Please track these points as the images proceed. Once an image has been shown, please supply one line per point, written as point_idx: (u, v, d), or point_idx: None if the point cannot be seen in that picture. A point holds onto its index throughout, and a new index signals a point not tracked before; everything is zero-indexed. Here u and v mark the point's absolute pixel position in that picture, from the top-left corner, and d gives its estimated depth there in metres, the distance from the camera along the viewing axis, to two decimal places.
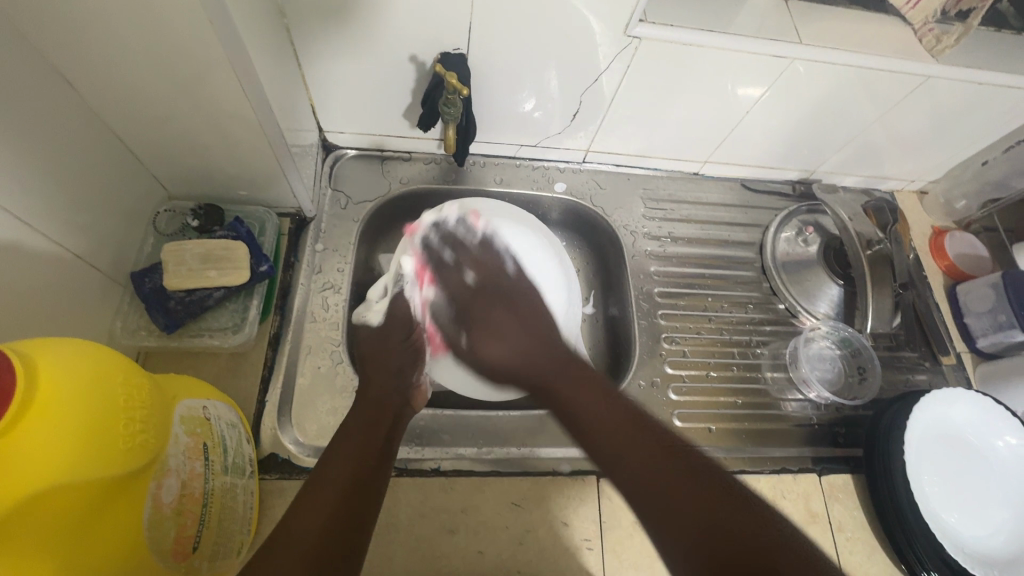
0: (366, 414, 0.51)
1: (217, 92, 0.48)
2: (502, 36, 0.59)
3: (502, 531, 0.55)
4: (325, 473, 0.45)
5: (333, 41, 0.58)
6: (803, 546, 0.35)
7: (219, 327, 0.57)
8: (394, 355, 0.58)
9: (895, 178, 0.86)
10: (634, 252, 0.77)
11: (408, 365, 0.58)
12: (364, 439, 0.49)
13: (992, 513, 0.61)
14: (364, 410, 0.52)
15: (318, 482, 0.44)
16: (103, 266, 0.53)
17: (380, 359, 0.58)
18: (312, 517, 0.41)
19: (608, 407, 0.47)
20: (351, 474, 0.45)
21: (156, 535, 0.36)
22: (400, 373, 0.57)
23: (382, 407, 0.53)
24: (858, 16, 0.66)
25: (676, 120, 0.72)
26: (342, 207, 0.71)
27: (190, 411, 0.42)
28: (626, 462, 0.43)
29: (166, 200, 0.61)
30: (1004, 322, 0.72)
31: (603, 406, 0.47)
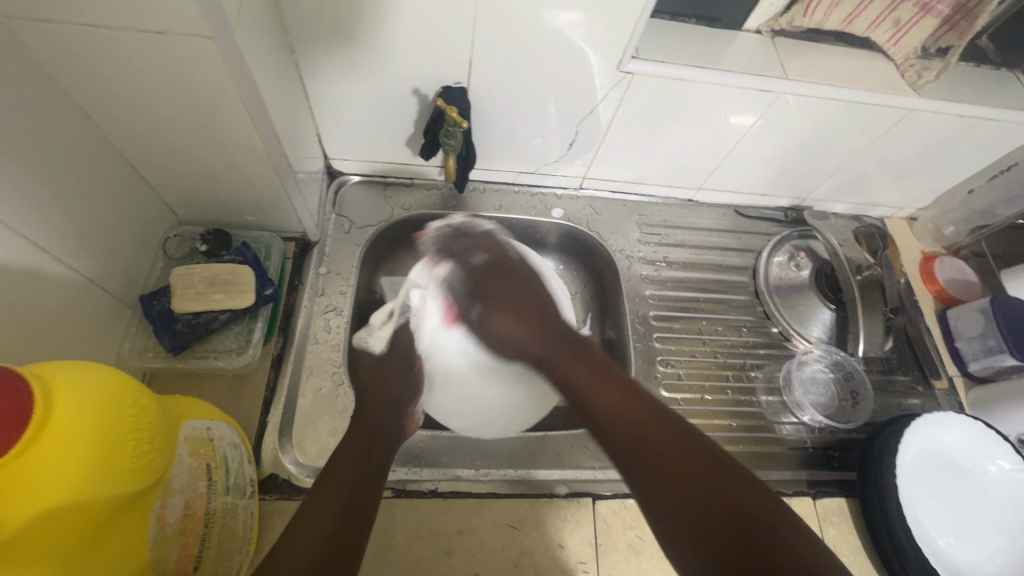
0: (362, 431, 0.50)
1: (228, 123, 0.50)
2: (501, 69, 0.62)
3: (499, 553, 0.56)
4: (320, 499, 0.43)
5: (341, 74, 0.61)
6: (805, 529, 0.34)
7: (224, 349, 0.59)
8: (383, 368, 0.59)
9: (884, 205, 0.88)
10: (629, 276, 0.79)
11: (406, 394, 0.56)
12: (359, 467, 0.47)
13: (985, 538, 0.61)
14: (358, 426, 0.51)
15: (320, 494, 0.44)
16: (114, 289, 0.55)
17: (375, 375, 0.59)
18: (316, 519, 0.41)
19: (626, 400, 0.42)
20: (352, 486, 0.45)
21: (159, 554, 0.36)
22: (398, 403, 0.55)
23: (372, 426, 0.51)
24: (842, 52, 0.69)
25: (670, 148, 0.75)
26: (346, 231, 0.73)
27: (195, 431, 0.43)
28: (629, 433, 0.40)
29: (176, 226, 0.63)
30: (994, 347, 0.73)
31: (622, 402, 0.42)
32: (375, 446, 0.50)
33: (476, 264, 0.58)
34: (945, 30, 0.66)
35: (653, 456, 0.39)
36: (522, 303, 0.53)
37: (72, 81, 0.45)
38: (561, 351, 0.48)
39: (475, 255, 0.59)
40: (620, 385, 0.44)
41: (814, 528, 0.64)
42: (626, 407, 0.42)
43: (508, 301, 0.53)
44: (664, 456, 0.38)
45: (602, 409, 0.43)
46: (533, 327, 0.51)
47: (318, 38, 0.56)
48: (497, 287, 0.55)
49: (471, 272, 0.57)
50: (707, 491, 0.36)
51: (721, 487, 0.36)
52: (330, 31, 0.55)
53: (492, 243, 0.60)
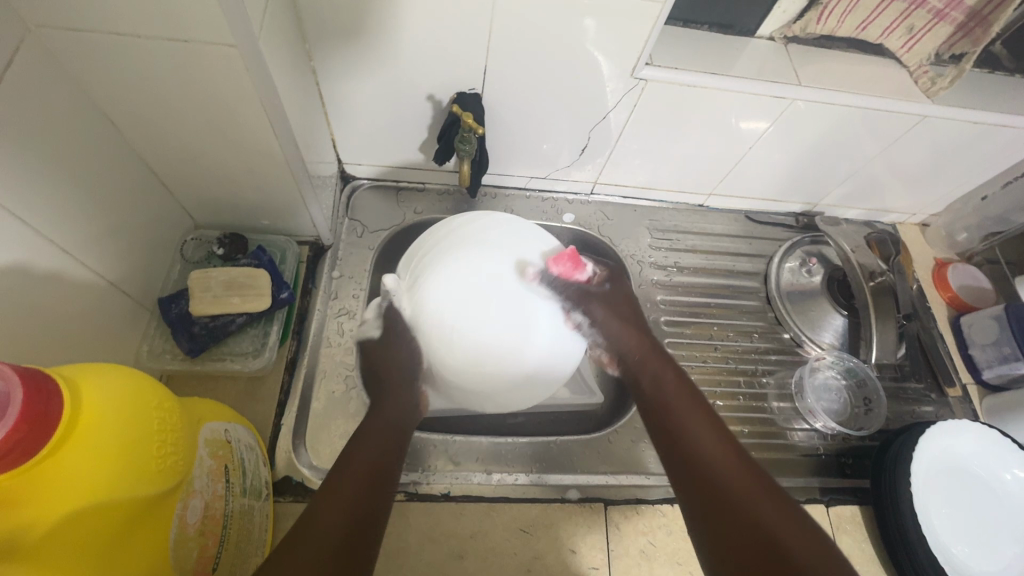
0: (381, 424, 0.49)
1: (248, 129, 0.50)
2: (516, 76, 0.62)
3: (511, 557, 0.56)
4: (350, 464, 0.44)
5: (356, 79, 0.61)
6: None
7: (239, 352, 0.59)
8: None
9: (896, 211, 0.88)
10: (641, 281, 0.79)
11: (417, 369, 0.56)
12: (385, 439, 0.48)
13: (1001, 547, 0.61)
14: (375, 418, 0.49)
15: (337, 485, 0.42)
16: (133, 292, 0.55)
17: None
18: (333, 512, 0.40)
19: (717, 445, 0.47)
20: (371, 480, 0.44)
21: (180, 555, 0.37)
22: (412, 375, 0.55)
23: (388, 419, 0.50)
24: (856, 58, 0.69)
25: (682, 153, 0.75)
26: (358, 235, 0.73)
27: (214, 433, 0.43)
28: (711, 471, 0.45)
29: (193, 230, 0.64)
30: (1008, 354, 0.73)
31: (715, 445, 0.47)
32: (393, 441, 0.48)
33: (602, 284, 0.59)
34: (959, 37, 0.66)
35: (725, 484, 0.44)
36: (631, 314, 0.59)
37: (97, 88, 0.45)
38: (658, 371, 0.55)
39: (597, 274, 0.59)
40: (698, 409, 0.51)
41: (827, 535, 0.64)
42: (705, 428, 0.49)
43: (623, 318, 0.58)
44: (723, 466, 0.45)
45: (682, 426, 0.49)
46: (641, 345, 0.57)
47: (335, 44, 0.57)
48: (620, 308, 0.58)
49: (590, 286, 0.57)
50: (760, 501, 0.43)
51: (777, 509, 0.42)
52: (347, 37, 0.56)
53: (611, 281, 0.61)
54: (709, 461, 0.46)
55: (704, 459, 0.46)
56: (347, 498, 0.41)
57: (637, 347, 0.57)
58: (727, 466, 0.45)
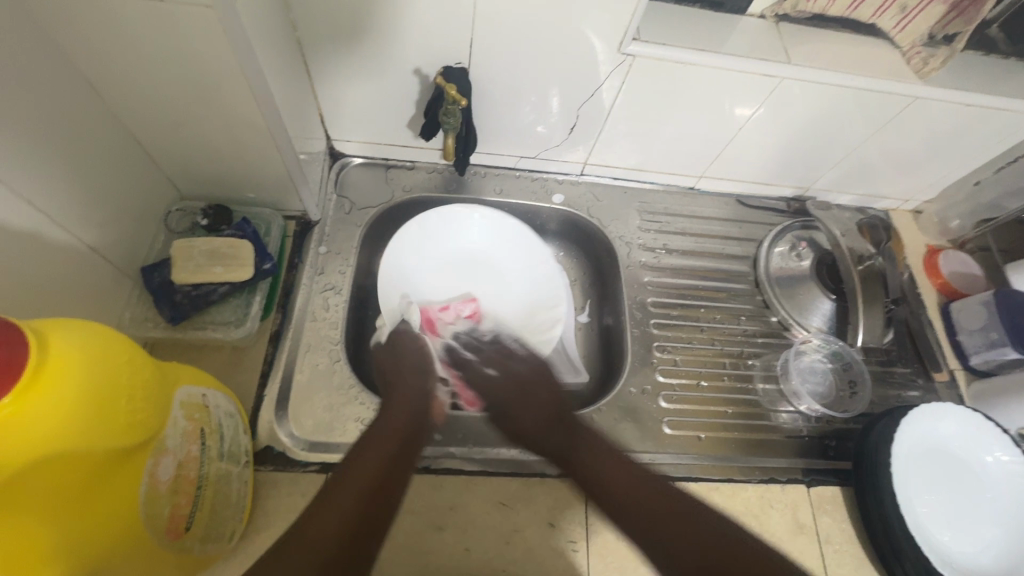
0: (384, 440, 0.50)
1: (229, 98, 0.51)
2: (502, 53, 0.62)
3: (490, 530, 0.56)
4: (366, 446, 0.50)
5: (342, 54, 0.61)
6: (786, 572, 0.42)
7: (222, 321, 0.59)
8: (405, 358, 0.61)
9: (889, 197, 0.87)
10: (628, 262, 0.79)
11: (422, 376, 0.59)
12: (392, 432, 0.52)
13: (982, 530, 0.60)
14: (374, 438, 0.51)
15: (345, 471, 0.47)
16: (115, 259, 0.55)
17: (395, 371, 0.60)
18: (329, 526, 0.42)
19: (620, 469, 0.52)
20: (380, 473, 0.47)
21: (151, 511, 0.37)
22: (419, 383, 0.58)
23: (410, 411, 0.54)
24: (848, 40, 0.68)
25: (672, 134, 0.74)
26: (346, 212, 0.73)
27: (190, 396, 0.43)
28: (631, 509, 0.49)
29: (178, 200, 0.64)
30: (996, 339, 0.72)
31: (616, 468, 0.52)
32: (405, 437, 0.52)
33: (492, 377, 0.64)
34: (953, 16, 0.65)
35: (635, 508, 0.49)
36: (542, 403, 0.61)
37: (77, 49, 0.45)
38: (587, 443, 0.56)
39: (484, 367, 0.66)
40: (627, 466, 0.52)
41: (806, 514, 0.64)
42: (615, 463, 0.53)
43: (527, 397, 0.61)
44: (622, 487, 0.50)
45: (604, 471, 0.52)
46: (546, 423, 0.59)
47: (320, 17, 0.57)
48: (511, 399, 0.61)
49: (485, 387, 0.64)
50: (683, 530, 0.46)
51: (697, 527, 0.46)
52: (332, 9, 0.56)
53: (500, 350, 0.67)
54: (637, 514, 0.48)
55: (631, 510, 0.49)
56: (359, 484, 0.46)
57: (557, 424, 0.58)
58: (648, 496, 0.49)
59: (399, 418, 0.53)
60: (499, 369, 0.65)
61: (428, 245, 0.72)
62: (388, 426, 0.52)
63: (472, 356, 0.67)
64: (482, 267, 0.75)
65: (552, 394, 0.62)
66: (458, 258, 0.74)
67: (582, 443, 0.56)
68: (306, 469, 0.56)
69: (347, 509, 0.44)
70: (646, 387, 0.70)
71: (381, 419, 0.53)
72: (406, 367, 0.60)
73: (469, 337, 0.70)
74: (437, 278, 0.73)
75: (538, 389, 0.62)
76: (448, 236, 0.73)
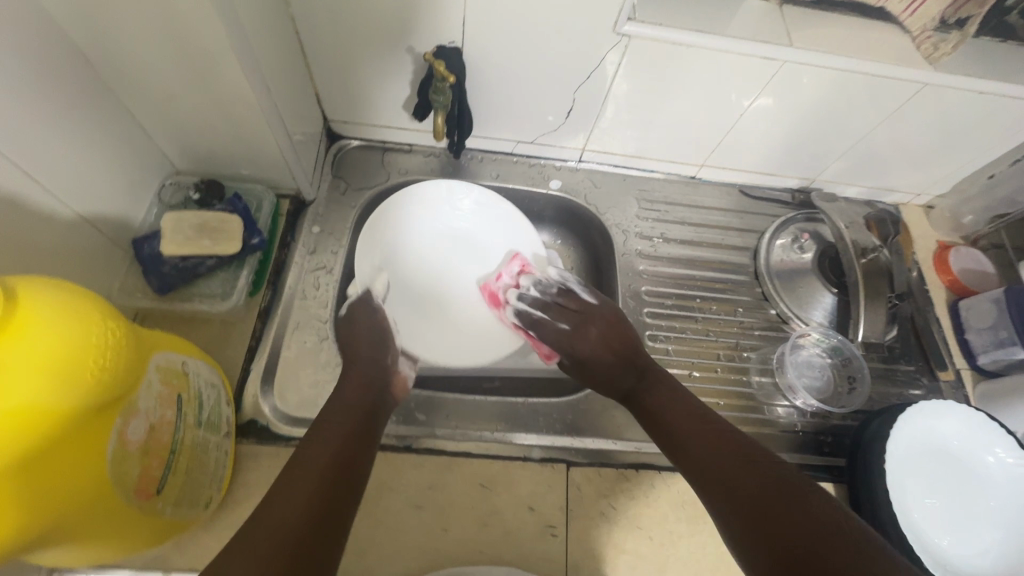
0: (335, 422, 0.47)
1: (218, 74, 0.51)
2: (496, 34, 0.61)
3: (468, 511, 0.56)
4: (319, 431, 0.46)
5: (335, 32, 0.61)
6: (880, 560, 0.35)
7: (209, 293, 0.60)
8: (364, 339, 0.57)
9: (899, 190, 0.84)
10: (624, 250, 0.78)
11: (380, 355, 0.56)
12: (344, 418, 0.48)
13: (980, 533, 0.58)
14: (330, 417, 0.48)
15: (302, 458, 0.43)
16: (107, 230, 0.56)
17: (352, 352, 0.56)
18: (284, 512, 0.38)
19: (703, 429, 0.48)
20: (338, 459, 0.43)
21: (119, 470, 0.37)
22: (376, 362, 0.55)
23: (363, 393, 0.51)
24: (856, 24, 0.66)
25: (673, 120, 0.73)
26: (340, 193, 0.74)
27: (168, 362, 0.44)
28: (709, 467, 0.45)
29: (172, 175, 0.64)
30: (1004, 338, 0.70)
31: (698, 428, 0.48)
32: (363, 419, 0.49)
33: (568, 331, 0.60)
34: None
35: (720, 474, 0.43)
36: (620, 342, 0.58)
37: (68, 21, 0.46)
38: (670, 396, 0.53)
39: (558, 322, 0.62)
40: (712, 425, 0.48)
41: None
42: (696, 419, 0.49)
43: (605, 341, 0.59)
44: (705, 443, 0.46)
45: (680, 426, 0.49)
46: (620, 360, 0.57)
47: None
48: (588, 329, 0.60)
49: (559, 342, 0.61)
50: (765, 503, 0.40)
51: (805, 505, 0.39)
52: None
53: (568, 302, 0.62)
54: (722, 475, 0.43)
55: (714, 472, 0.44)
56: (313, 470, 0.42)
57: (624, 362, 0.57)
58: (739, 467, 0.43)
59: (354, 399, 0.50)
60: (573, 324, 0.61)
61: (409, 227, 0.71)
62: (339, 408, 0.49)
63: (541, 316, 0.63)
64: (455, 245, 0.73)
65: (627, 335, 0.59)
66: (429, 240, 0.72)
67: (651, 401, 0.53)
68: (288, 443, 0.56)
69: (299, 497, 0.39)
70: None
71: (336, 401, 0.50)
72: (362, 343, 0.57)
73: (538, 294, 0.65)
74: (417, 256, 0.71)
75: (621, 326, 0.60)
76: (430, 215, 0.72)
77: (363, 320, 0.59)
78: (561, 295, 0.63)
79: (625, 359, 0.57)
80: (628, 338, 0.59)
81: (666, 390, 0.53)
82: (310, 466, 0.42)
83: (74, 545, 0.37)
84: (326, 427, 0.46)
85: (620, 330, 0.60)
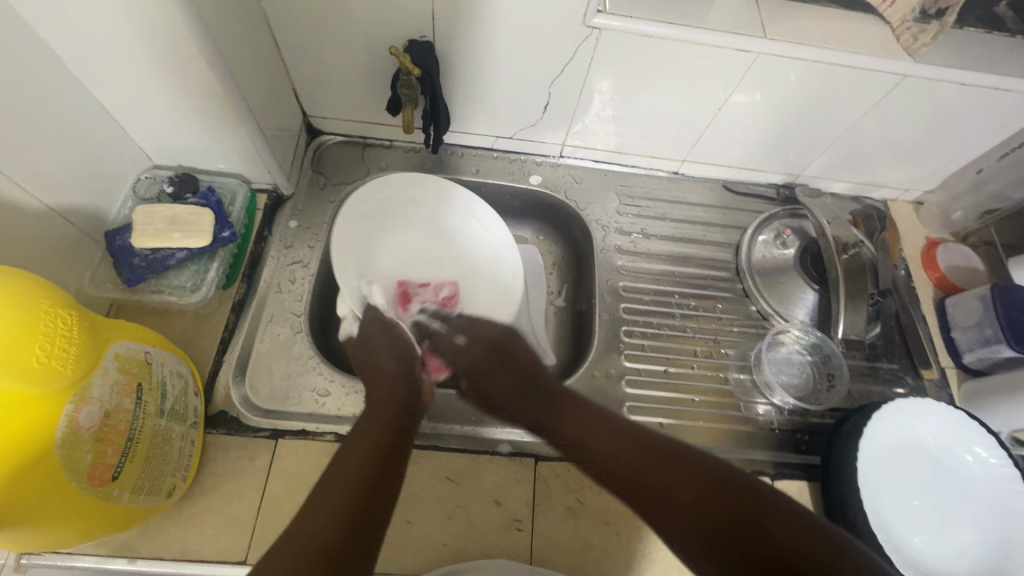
0: (374, 419, 0.53)
1: (186, 68, 0.51)
2: (468, 29, 0.61)
3: (433, 503, 0.56)
4: (359, 432, 0.51)
5: (310, 28, 0.62)
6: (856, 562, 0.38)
7: (179, 285, 0.60)
8: (376, 342, 0.60)
9: (887, 185, 0.83)
10: (603, 246, 0.77)
11: (396, 353, 0.60)
12: (373, 415, 0.54)
13: (957, 534, 0.57)
14: (368, 413, 0.54)
15: (342, 461, 0.48)
16: (78, 222, 0.57)
17: (365, 348, 0.60)
18: (322, 523, 0.42)
19: (591, 429, 0.53)
20: (376, 453, 0.49)
21: (70, 455, 0.38)
22: (394, 363, 0.59)
23: (390, 400, 0.56)
24: (835, 16, 0.65)
25: (650, 115, 0.72)
26: (319, 188, 0.74)
27: (128, 351, 0.44)
28: (617, 466, 0.49)
29: (149, 168, 0.65)
30: (990, 336, 0.68)
31: (581, 425, 0.54)
32: (394, 422, 0.54)
33: (462, 345, 0.65)
34: None
35: (629, 468, 0.48)
36: (478, 337, 0.65)
37: None
38: (580, 404, 0.57)
39: (454, 336, 0.66)
40: (591, 422, 0.54)
41: None
42: (579, 411, 0.56)
43: (499, 355, 0.64)
44: (596, 446, 0.52)
45: (584, 440, 0.53)
46: (490, 356, 0.64)
47: None
48: (467, 330, 0.67)
49: (454, 355, 0.65)
50: (696, 501, 0.44)
51: (724, 500, 0.43)
52: None
53: (469, 322, 0.68)
54: (617, 468, 0.49)
55: (612, 466, 0.50)
56: (362, 461, 0.48)
57: (525, 377, 0.61)
58: (670, 479, 0.46)
59: (381, 407, 0.54)
60: (467, 337, 0.66)
61: (378, 224, 0.69)
62: (371, 417, 0.53)
63: (439, 327, 0.67)
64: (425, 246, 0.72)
65: (529, 355, 0.64)
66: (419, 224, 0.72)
67: (559, 400, 0.58)
68: (256, 434, 0.57)
69: (330, 510, 0.43)
70: (610, 372, 0.68)
71: (367, 414, 0.54)
72: (379, 343, 0.60)
73: (439, 312, 0.68)
74: (384, 256, 0.70)
75: (508, 345, 0.65)
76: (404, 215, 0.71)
77: (378, 335, 0.61)
78: (466, 318, 0.68)
79: (489, 351, 0.64)
80: (527, 358, 0.63)
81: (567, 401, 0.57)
82: (358, 457, 0.48)
83: (26, 527, 0.37)
84: (350, 448, 0.49)
85: (518, 351, 0.64)
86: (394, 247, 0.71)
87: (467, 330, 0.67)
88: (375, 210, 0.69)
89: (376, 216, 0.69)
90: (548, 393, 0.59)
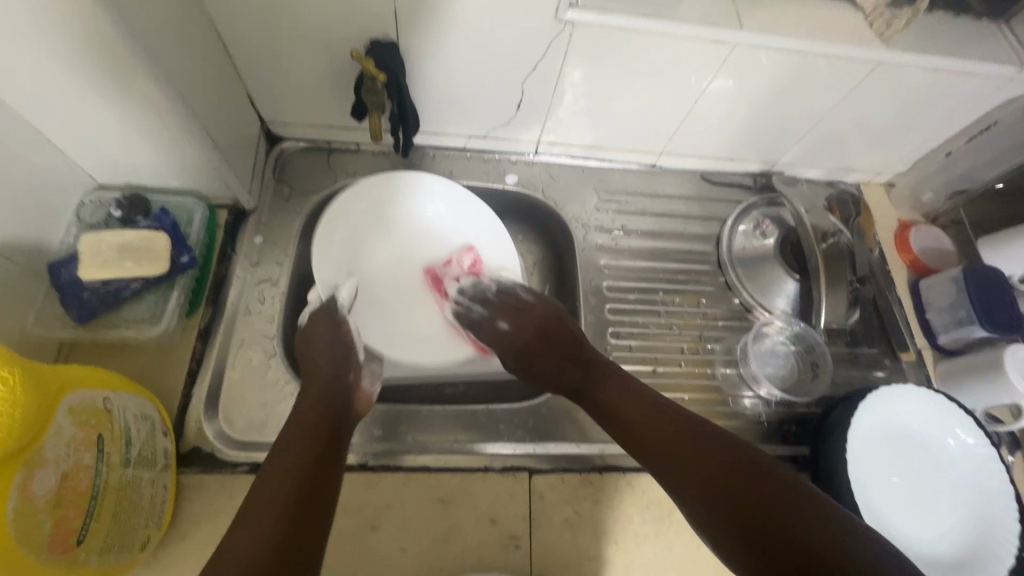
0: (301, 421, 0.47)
1: (125, 82, 0.47)
2: (432, 28, 0.58)
3: (427, 527, 0.54)
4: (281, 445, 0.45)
5: (262, 30, 0.57)
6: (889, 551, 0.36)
7: (137, 318, 0.57)
8: (326, 345, 0.54)
9: (861, 169, 0.83)
10: (584, 245, 0.76)
11: (341, 361, 0.54)
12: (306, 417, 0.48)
13: (939, 516, 0.59)
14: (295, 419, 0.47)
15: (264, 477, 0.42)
16: (16, 257, 0.52)
17: (310, 361, 0.53)
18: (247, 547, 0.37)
19: (630, 400, 0.52)
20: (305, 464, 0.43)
21: (25, 527, 0.35)
22: (337, 368, 0.53)
23: (323, 404, 0.49)
24: (808, 2, 0.64)
25: (626, 110, 0.71)
26: (284, 200, 0.70)
27: (84, 401, 0.41)
28: (649, 442, 0.48)
29: (93, 190, 0.59)
30: (964, 317, 0.70)
31: (624, 398, 0.52)
32: (325, 425, 0.47)
33: (506, 330, 0.61)
34: None
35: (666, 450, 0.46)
36: (526, 322, 0.61)
37: None
38: (619, 381, 0.54)
39: (498, 322, 0.62)
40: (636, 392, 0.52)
41: None
42: (624, 387, 0.53)
43: (542, 331, 0.60)
44: (628, 411, 0.51)
45: (619, 411, 0.52)
46: (528, 332, 0.60)
47: None
48: (523, 327, 0.60)
49: (501, 343, 0.61)
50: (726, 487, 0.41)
51: (760, 489, 0.40)
52: None
53: (508, 302, 0.63)
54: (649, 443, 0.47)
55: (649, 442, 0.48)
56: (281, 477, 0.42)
57: (553, 342, 0.59)
58: (694, 460, 0.44)
59: (312, 411, 0.48)
60: (511, 322, 0.61)
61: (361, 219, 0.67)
62: (302, 424, 0.47)
63: (481, 314, 0.63)
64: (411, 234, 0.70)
65: (569, 327, 0.60)
66: (412, 232, 0.70)
67: (581, 386, 0.56)
68: (235, 469, 0.54)
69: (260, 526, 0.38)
70: None
71: (294, 418, 0.48)
72: (325, 350, 0.54)
73: (477, 289, 0.65)
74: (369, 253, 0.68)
75: (550, 322, 0.61)
76: (384, 208, 0.68)
77: (321, 333, 0.55)
78: (498, 294, 0.64)
79: (534, 328, 0.60)
80: (560, 330, 0.60)
81: (613, 377, 0.55)
82: (279, 471, 0.42)
83: None
84: (282, 455, 0.44)
85: (551, 320, 0.61)
86: (383, 240, 0.69)
87: (507, 313, 0.62)
88: (363, 212, 0.67)
89: (358, 217, 0.67)
90: (569, 347, 0.59)
